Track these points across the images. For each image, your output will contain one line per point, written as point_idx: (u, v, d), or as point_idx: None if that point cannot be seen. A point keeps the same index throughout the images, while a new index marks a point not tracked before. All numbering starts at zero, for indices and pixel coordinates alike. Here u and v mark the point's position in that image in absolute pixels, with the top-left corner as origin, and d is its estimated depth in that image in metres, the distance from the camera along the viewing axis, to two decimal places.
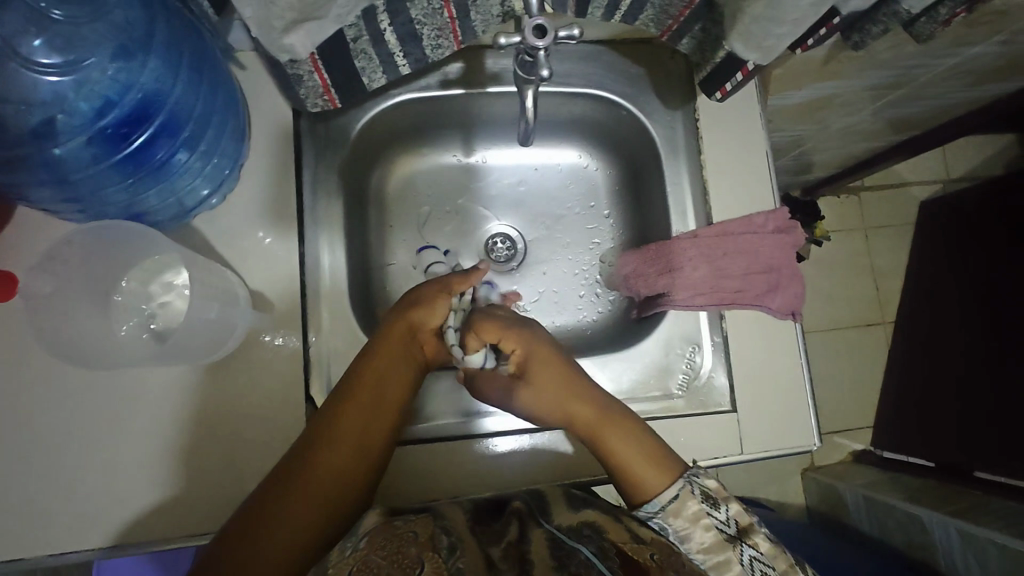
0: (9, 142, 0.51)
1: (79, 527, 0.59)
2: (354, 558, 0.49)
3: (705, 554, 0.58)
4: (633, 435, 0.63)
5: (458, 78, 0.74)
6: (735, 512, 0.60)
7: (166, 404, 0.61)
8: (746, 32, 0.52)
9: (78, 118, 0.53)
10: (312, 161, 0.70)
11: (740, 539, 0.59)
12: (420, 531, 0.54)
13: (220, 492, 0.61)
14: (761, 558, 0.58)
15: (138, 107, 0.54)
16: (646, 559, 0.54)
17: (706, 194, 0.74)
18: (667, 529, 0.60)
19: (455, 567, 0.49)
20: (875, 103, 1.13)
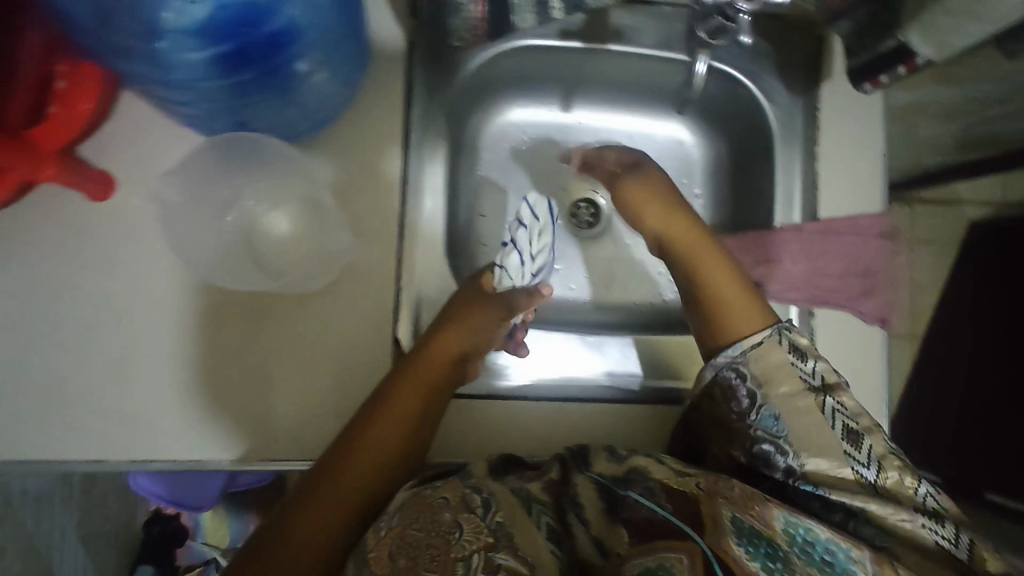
0: (135, 34, 0.48)
1: (168, 435, 0.59)
2: (391, 537, 0.48)
3: (782, 401, 0.56)
4: (718, 258, 0.63)
5: (579, 29, 0.70)
6: (823, 366, 0.56)
7: (253, 326, 0.61)
8: (930, 24, 0.49)
9: (185, 23, 0.48)
10: (422, 98, 0.67)
11: (824, 391, 0.55)
12: (451, 495, 0.51)
13: (292, 427, 0.60)
14: (844, 413, 0.54)
15: (272, 33, 0.52)
16: (692, 489, 0.52)
17: (815, 187, 0.72)
18: (745, 377, 0.58)
19: (496, 524, 0.49)
20: (969, 116, 1.09)
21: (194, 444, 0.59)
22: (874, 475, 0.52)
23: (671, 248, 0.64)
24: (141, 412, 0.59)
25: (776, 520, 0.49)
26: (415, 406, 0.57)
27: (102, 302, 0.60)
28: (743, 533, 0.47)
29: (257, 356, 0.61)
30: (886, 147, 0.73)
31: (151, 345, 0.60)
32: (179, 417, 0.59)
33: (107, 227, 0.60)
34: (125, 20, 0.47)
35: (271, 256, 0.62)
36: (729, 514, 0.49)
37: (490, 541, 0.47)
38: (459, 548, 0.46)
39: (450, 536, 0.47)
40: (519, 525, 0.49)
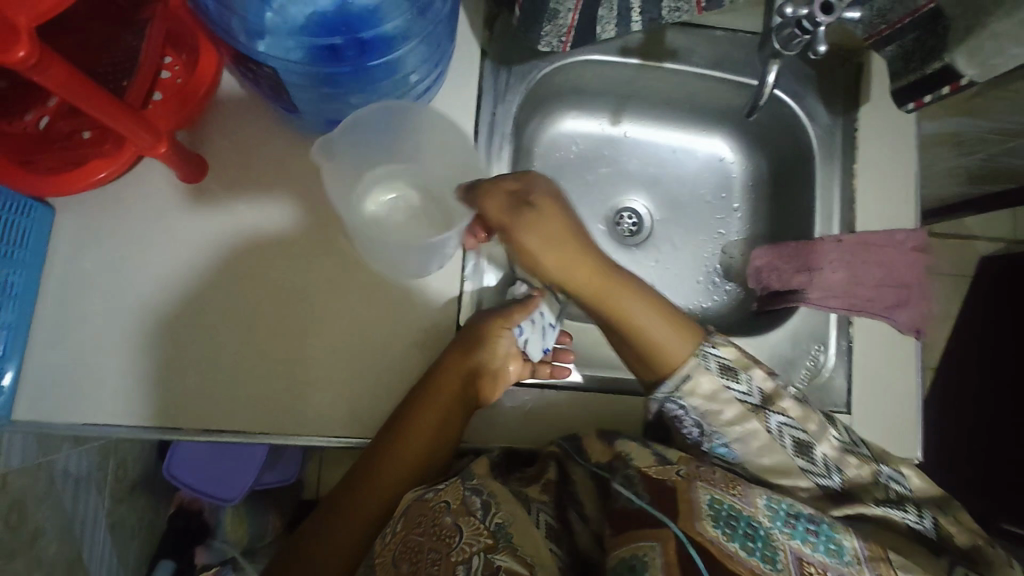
0: (241, 24, 0.55)
1: (245, 407, 0.63)
2: (397, 539, 0.55)
3: (728, 430, 0.61)
4: (634, 292, 0.64)
5: (638, 47, 0.75)
6: (757, 379, 0.61)
7: (336, 306, 0.65)
8: (976, 47, 0.54)
9: (289, 23, 0.55)
10: (490, 103, 0.71)
11: (761, 407, 0.61)
12: (452, 497, 0.57)
13: (366, 402, 0.64)
14: (737, 388, 0.61)
15: (362, 35, 0.57)
16: (671, 475, 0.55)
17: (853, 203, 0.77)
18: (693, 412, 0.62)
19: (495, 525, 0.55)
20: (988, 150, 1.14)
21: (269, 416, 0.63)
22: (835, 475, 0.60)
23: (584, 288, 0.64)
24: (221, 382, 0.63)
25: (758, 500, 0.54)
26: (424, 432, 0.61)
27: (190, 276, 0.64)
28: (719, 517, 0.52)
29: (297, 334, 0.64)
30: (920, 169, 0.78)
31: (235, 319, 0.64)
32: (255, 387, 0.63)
33: (200, 207, 0.65)
34: (237, 13, 0.54)
35: (307, 252, 0.66)
36: (708, 498, 0.53)
37: (490, 543, 0.53)
38: (460, 551, 0.53)
39: (450, 541, 0.53)
40: (517, 524, 0.55)
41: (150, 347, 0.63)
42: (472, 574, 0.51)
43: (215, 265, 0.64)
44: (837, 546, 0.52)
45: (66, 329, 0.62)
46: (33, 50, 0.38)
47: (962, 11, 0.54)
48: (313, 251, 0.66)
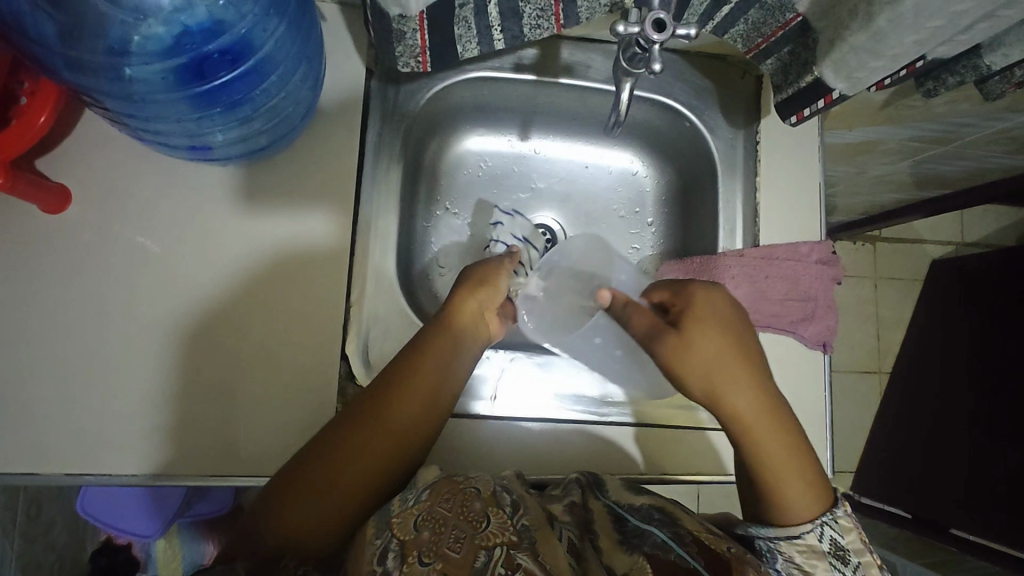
0: (96, 46, 0.50)
1: (116, 449, 0.60)
2: (417, 509, 0.48)
3: (793, 549, 0.54)
4: (789, 434, 0.57)
5: (532, 63, 0.74)
6: (843, 524, 0.55)
7: (245, 332, 0.63)
8: (840, 60, 0.53)
9: (154, 45, 0.52)
10: (378, 123, 0.70)
11: (826, 538, 0.54)
12: (484, 487, 0.52)
13: (260, 433, 0.62)
14: (834, 534, 0.54)
15: (225, 46, 0.55)
16: (724, 550, 0.52)
17: (756, 217, 0.76)
18: (779, 552, 0.54)
19: (521, 524, 0.48)
20: (915, 156, 1.14)
21: (140, 457, 0.60)
22: None
23: (745, 421, 0.57)
24: (86, 424, 0.60)
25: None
26: (429, 385, 0.58)
27: (54, 312, 0.61)
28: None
29: (240, 360, 0.63)
30: (823, 179, 0.77)
31: (103, 356, 0.61)
32: (126, 426, 0.60)
33: (65, 238, 0.62)
34: (92, 36, 0.50)
35: (267, 266, 0.64)
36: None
37: (514, 539, 0.46)
38: (483, 536, 0.45)
39: (478, 524, 0.46)
40: (539, 532, 0.48)
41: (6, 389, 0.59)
42: (492, 565, 0.43)
43: (81, 300, 0.61)
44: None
45: None
46: None
47: (824, 25, 0.53)
48: (192, 280, 0.63)
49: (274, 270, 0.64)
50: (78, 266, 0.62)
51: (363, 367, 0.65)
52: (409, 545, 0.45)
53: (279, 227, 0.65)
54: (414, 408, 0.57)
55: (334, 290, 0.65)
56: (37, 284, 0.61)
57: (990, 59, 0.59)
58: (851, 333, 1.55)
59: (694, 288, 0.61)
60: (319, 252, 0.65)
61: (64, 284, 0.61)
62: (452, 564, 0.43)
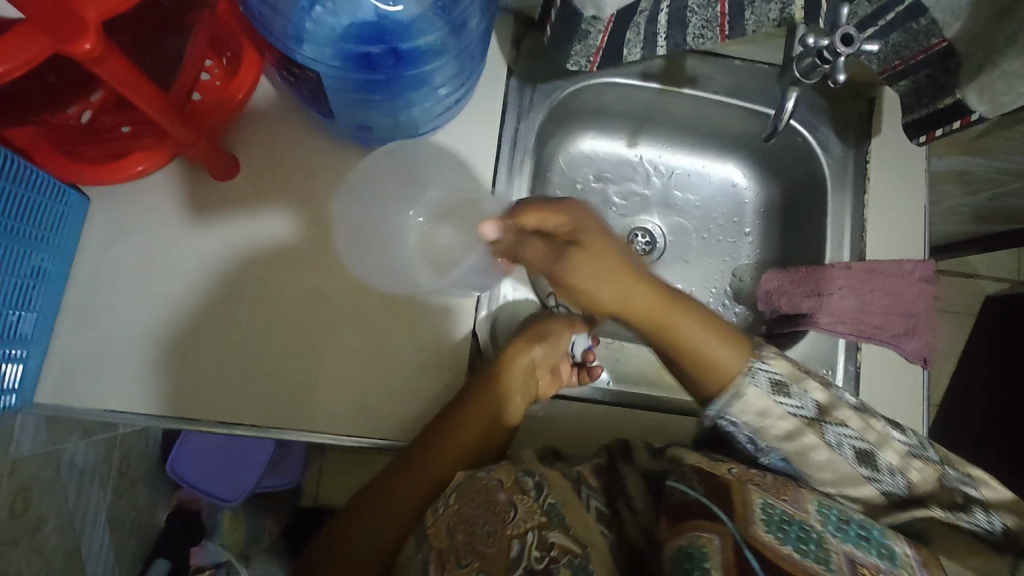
0: (279, 30, 0.56)
1: (264, 402, 0.64)
2: (447, 514, 0.56)
3: (787, 447, 0.59)
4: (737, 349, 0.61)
5: (658, 72, 0.78)
6: (799, 390, 0.59)
7: (345, 315, 0.66)
8: (988, 85, 0.56)
9: (325, 31, 0.58)
10: (514, 116, 0.74)
11: (813, 418, 0.58)
12: (506, 477, 0.57)
13: (389, 401, 0.65)
14: (848, 437, 0.58)
15: (390, 31, 0.59)
16: (723, 473, 0.55)
17: (863, 231, 0.78)
18: (785, 463, 0.60)
19: (548, 504, 0.54)
20: (993, 189, 1.17)
21: (287, 411, 0.64)
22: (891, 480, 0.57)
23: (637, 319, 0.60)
24: (239, 378, 0.64)
25: (808, 504, 0.54)
26: (479, 428, 0.64)
27: (214, 270, 0.65)
28: (770, 521, 0.50)
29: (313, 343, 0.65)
30: (927, 201, 0.80)
31: (257, 315, 0.65)
32: (275, 382, 0.64)
33: (229, 203, 0.66)
34: (278, 22, 0.57)
35: (341, 265, 0.67)
36: (758, 499, 0.52)
37: (544, 520, 0.53)
38: (512, 526, 0.52)
39: (505, 515, 0.53)
40: (567, 505, 0.55)
41: (172, 339, 0.64)
42: (527, 550, 0.50)
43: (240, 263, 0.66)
44: (889, 550, 0.51)
45: (93, 317, 0.64)
46: (98, 44, 0.40)
47: (974, 50, 0.57)
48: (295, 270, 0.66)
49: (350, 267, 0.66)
50: (240, 228, 0.66)
51: (489, 343, 0.70)
52: (445, 551, 0.53)
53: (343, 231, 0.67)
54: (468, 441, 0.63)
55: None
56: (201, 242, 0.66)
57: None
58: None
59: (571, 206, 0.57)
60: None
61: (226, 245, 0.66)
62: (488, 560, 0.51)
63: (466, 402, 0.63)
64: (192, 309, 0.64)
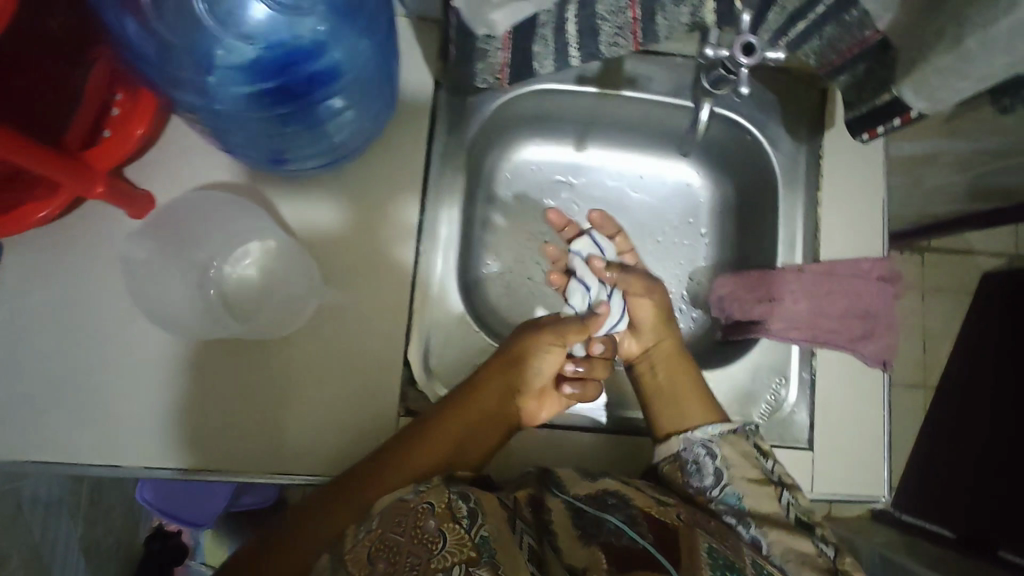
0: (184, 62, 0.53)
1: (192, 444, 0.63)
2: (370, 538, 0.48)
3: (747, 486, 0.61)
4: (709, 405, 0.68)
5: (595, 76, 0.74)
6: (780, 468, 0.64)
7: (272, 351, 0.65)
8: (922, 82, 0.52)
9: (235, 58, 0.55)
10: (443, 132, 0.71)
11: (782, 486, 0.62)
12: (436, 501, 0.53)
13: (320, 437, 0.64)
14: (798, 506, 0.61)
15: (308, 61, 0.56)
16: (673, 518, 0.56)
17: (816, 233, 0.75)
18: (714, 455, 0.63)
19: (479, 538, 0.50)
20: (976, 168, 1.11)
21: (216, 452, 0.63)
22: (832, 554, 0.56)
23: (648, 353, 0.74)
24: (164, 421, 0.63)
25: (747, 557, 0.53)
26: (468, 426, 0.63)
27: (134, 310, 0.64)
28: (717, 564, 0.51)
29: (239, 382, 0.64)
30: (886, 196, 0.76)
31: (180, 354, 0.63)
32: (201, 423, 0.63)
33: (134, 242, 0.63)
34: (182, 55, 0.53)
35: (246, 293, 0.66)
36: (706, 544, 0.53)
37: (472, 556, 0.48)
38: (438, 560, 0.48)
39: (433, 546, 0.49)
40: (500, 541, 0.51)
41: (93, 383, 0.62)
42: None
43: (154, 301, 0.63)
44: None
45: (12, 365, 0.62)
46: None
47: (906, 44, 0.53)
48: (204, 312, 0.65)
49: (276, 299, 0.66)
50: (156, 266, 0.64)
51: (424, 372, 0.67)
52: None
53: (250, 269, 0.66)
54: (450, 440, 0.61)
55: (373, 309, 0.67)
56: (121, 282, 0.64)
57: None
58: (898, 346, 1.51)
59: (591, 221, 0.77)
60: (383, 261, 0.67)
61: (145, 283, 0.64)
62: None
63: (453, 408, 0.63)
64: (114, 352, 0.63)
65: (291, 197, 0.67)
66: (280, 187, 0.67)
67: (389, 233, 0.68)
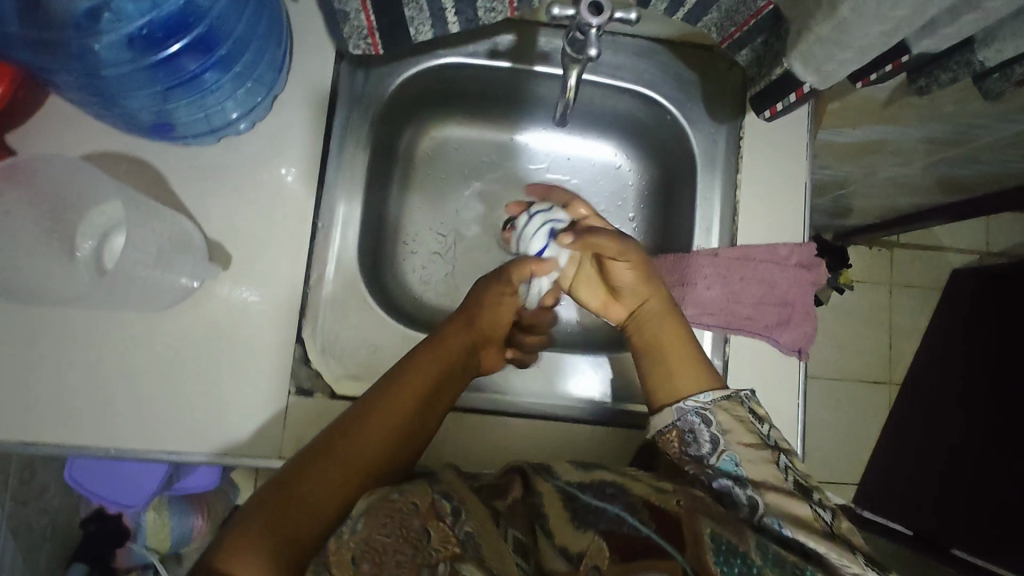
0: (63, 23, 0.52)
1: (69, 420, 0.61)
2: (356, 536, 0.44)
3: (744, 451, 0.56)
4: (703, 373, 0.61)
5: (506, 50, 0.72)
6: (775, 432, 0.58)
7: (153, 326, 0.62)
8: (808, 52, 0.50)
9: (123, 15, 0.53)
10: (344, 105, 0.69)
11: (779, 450, 0.56)
12: (421, 500, 0.48)
13: (202, 414, 0.62)
14: (795, 470, 0.55)
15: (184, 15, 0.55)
16: (674, 506, 0.52)
17: (735, 216, 0.72)
18: (710, 422, 0.57)
19: (464, 534, 0.46)
20: (931, 157, 1.08)
21: (93, 429, 0.61)
22: (829, 518, 0.53)
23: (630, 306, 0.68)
24: (39, 396, 0.61)
25: (751, 538, 0.50)
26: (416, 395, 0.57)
27: None
28: (721, 552, 0.48)
29: (119, 358, 0.62)
30: (810, 179, 0.73)
31: (57, 328, 0.61)
32: (78, 400, 0.61)
33: None
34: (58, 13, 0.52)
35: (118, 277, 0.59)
36: (709, 530, 0.49)
37: (458, 552, 0.45)
38: (425, 559, 0.44)
39: (419, 544, 0.45)
40: (485, 534, 0.47)
41: None
42: None
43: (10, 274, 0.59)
44: None
45: None
46: None
47: (793, 13, 0.50)
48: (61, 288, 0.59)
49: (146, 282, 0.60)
50: None
51: (317, 352, 0.65)
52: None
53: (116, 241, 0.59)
54: (399, 414, 0.55)
55: (263, 285, 0.65)
56: None
57: (984, 53, 0.56)
58: (862, 342, 1.48)
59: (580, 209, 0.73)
60: (278, 236, 0.66)
61: None
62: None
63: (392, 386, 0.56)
64: None
65: (180, 168, 0.65)
66: (169, 157, 0.65)
67: (284, 207, 0.66)
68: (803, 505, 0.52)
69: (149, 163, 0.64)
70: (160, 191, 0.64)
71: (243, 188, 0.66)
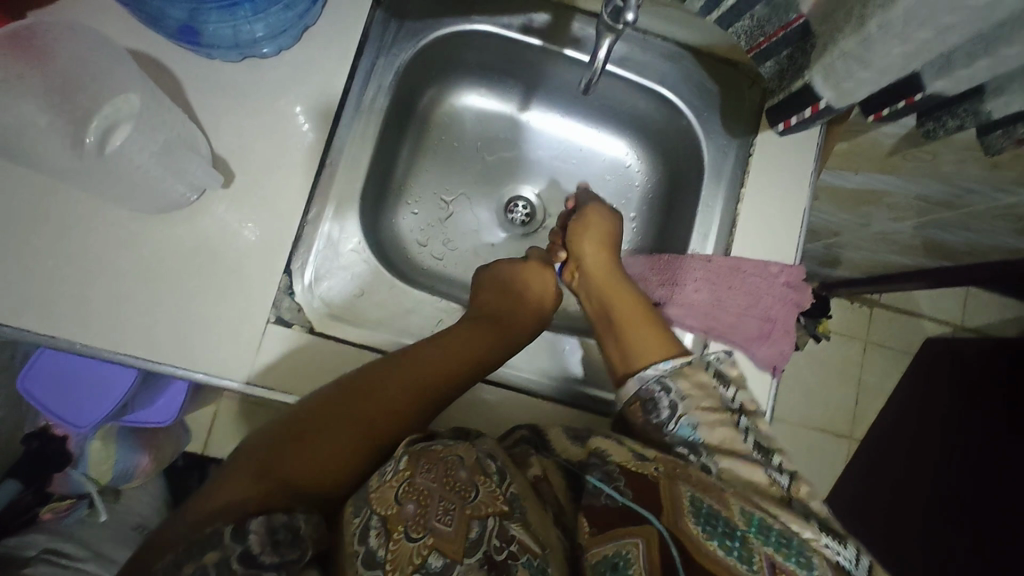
0: None
1: (39, 308, 0.59)
2: (397, 481, 0.46)
3: (702, 415, 0.58)
4: (665, 342, 0.64)
5: (540, 28, 0.73)
6: (741, 394, 0.61)
7: (144, 229, 0.62)
8: (831, 67, 0.52)
9: None
10: (373, 50, 0.69)
11: (741, 412, 0.59)
12: (465, 453, 0.49)
13: (177, 326, 0.61)
14: (756, 432, 0.58)
15: None
16: (651, 471, 0.54)
17: (733, 227, 0.74)
18: (670, 390, 0.60)
19: (511, 493, 0.48)
20: (923, 217, 1.11)
21: (63, 321, 0.60)
22: (786, 483, 0.56)
23: (596, 285, 0.73)
24: (14, 277, 0.59)
25: (733, 505, 0.52)
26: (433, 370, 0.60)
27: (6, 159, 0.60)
28: (700, 514, 0.51)
29: (104, 254, 0.61)
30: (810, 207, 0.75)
31: (46, 212, 0.60)
32: (52, 289, 0.60)
33: None
34: None
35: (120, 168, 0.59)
36: (687, 494, 0.52)
37: (506, 509, 0.47)
38: (472, 509, 0.46)
39: (466, 493, 0.47)
40: (526, 496, 0.49)
41: None
42: (486, 536, 0.45)
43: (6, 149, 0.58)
44: (807, 561, 0.49)
45: None
46: None
47: (824, 27, 0.52)
48: (58, 170, 0.58)
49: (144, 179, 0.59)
50: None
51: (302, 287, 0.65)
52: (394, 519, 0.44)
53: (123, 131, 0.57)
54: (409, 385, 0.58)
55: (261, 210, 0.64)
56: None
57: (992, 104, 0.58)
58: (831, 391, 1.51)
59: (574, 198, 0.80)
60: (284, 165, 0.65)
61: None
62: (445, 541, 0.44)
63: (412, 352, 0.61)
64: None
65: (199, 79, 0.64)
66: (190, 67, 0.64)
67: (295, 137, 0.66)
68: (757, 472, 0.56)
69: (169, 69, 0.64)
70: (175, 98, 0.64)
71: (259, 111, 0.65)
